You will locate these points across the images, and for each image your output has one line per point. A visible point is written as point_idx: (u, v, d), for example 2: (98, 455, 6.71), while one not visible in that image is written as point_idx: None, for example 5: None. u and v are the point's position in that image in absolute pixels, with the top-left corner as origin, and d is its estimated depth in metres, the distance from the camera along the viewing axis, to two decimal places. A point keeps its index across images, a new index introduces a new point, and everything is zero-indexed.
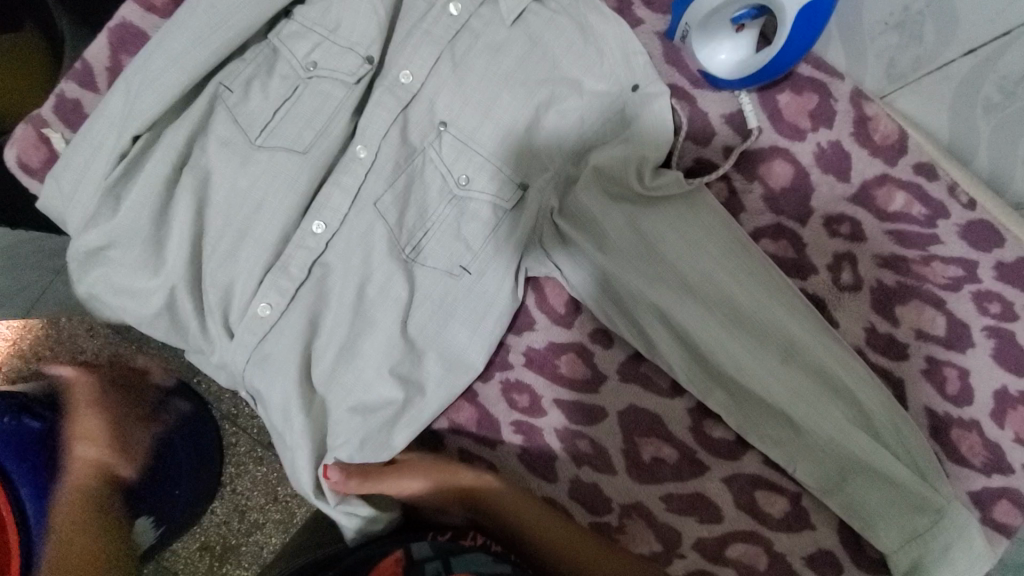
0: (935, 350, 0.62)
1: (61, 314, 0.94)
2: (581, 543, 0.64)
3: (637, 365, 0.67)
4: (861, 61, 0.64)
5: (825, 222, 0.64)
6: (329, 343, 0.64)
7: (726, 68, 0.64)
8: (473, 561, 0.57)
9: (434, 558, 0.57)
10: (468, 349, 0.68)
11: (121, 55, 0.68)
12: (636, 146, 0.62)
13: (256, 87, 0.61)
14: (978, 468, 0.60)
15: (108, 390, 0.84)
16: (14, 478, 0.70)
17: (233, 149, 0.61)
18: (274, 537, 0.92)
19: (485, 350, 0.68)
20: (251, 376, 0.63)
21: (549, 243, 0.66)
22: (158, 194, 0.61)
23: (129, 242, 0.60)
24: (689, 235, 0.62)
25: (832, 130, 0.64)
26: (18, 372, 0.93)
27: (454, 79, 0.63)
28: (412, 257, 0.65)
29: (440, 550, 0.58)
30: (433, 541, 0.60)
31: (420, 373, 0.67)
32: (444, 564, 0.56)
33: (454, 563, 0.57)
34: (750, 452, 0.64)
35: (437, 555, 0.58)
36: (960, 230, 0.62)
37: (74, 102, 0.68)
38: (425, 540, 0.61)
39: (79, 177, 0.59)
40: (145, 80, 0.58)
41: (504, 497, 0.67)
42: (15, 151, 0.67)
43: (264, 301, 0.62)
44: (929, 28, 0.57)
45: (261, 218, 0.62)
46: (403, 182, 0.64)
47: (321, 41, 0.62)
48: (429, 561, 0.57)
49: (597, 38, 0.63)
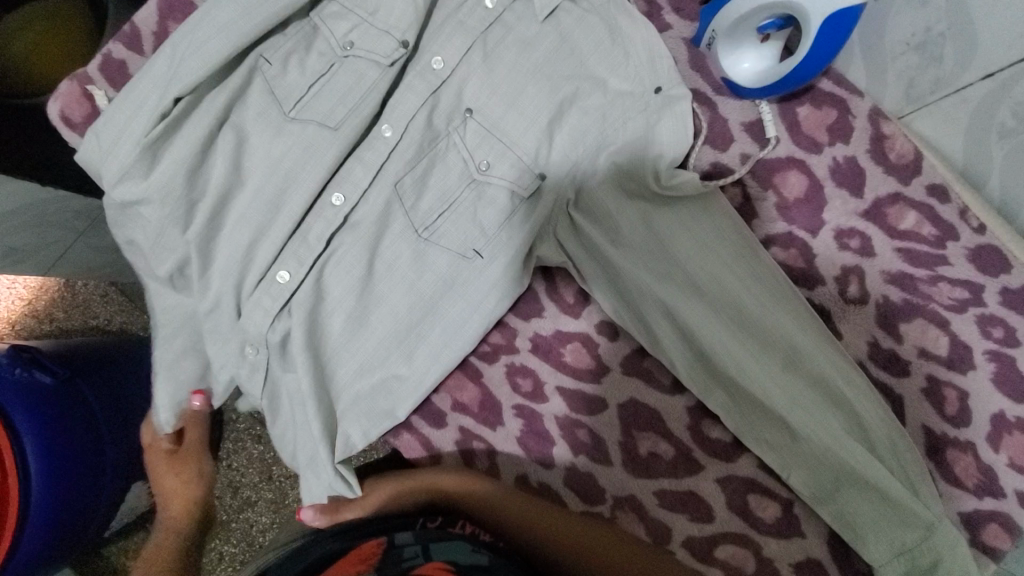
0: (935, 370, 0.62)
1: (79, 279, 1.04)
2: (576, 527, 0.63)
3: (640, 360, 0.68)
4: (881, 80, 0.66)
5: (835, 235, 0.66)
6: (338, 311, 0.66)
7: (748, 77, 0.66)
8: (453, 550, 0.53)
9: (414, 543, 0.54)
10: (467, 324, 0.67)
11: (169, 21, 0.71)
12: (654, 145, 0.64)
13: (295, 62, 0.64)
14: (970, 490, 0.61)
15: (105, 362, 0.87)
16: (19, 428, 0.72)
17: (268, 120, 0.64)
18: (265, 517, 0.93)
19: (482, 326, 0.68)
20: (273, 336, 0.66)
21: (563, 233, 0.67)
22: (193, 157, 0.63)
23: (160, 200, 0.63)
24: (700, 237, 0.63)
25: (849, 146, 0.66)
26: (30, 330, 1.03)
27: (484, 69, 0.65)
28: (426, 237, 0.65)
29: (422, 537, 0.55)
30: (417, 529, 0.56)
31: (422, 347, 0.67)
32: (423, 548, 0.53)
33: (434, 548, 0.53)
34: (746, 455, 0.65)
35: (418, 541, 0.54)
36: (968, 253, 0.63)
37: (119, 62, 0.70)
38: (410, 529, 0.57)
39: (118, 134, 0.61)
40: (190, 46, 0.60)
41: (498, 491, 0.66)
42: (59, 104, 0.70)
43: (282, 269, 0.64)
44: (950, 51, 0.58)
45: (290, 188, 0.64)
46: (424, 166, 0.66)
47: (360, 22, 0.64)
48: (408, 546, 0.54)
49: (625, 39, 0.64)
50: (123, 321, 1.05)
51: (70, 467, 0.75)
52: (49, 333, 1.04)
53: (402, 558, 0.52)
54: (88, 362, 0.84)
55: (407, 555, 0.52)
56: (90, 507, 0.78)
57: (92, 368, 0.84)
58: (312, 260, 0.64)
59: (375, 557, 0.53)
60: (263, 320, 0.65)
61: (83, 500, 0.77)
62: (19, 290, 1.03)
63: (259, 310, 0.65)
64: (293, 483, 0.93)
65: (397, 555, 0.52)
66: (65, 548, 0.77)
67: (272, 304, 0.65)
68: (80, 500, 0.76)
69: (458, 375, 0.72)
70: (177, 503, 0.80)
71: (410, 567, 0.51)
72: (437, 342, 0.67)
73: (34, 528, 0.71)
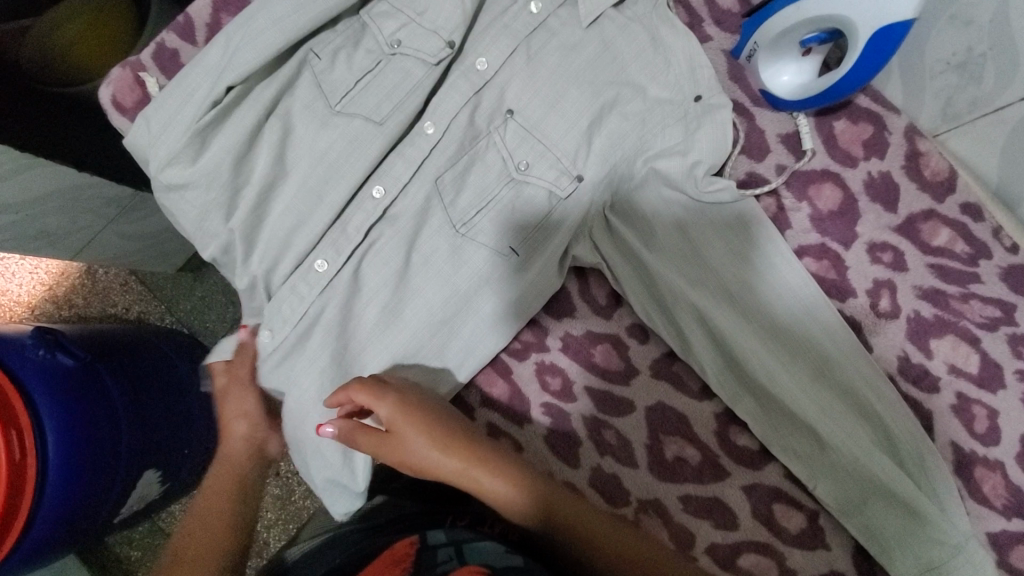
0: (966, 387, 0.62)
1: (101, 267, 1.07)
2: (613, 532, 0.59)
3: (669, 364, 0.68)
4: (918, 97, 0.67)
5: (868, 249, 0.66)
6: (373, 302, 0.66)
7: (787, 89, 0.68)
8: (485, 549, 0.53)
9: (447, 544, 0.53)
10: (500, 321, 0.68)
11: (222, 14, 0.73)
12: (692, 151, 0.65)
13: (343, 57, 0.65)
14: (998, 510, 0.59)
15: (123, 350, 0.87)
16: (40, 409, 0.71)
17: (314, 113, 0.65)
18: (270, 512, 0.97)
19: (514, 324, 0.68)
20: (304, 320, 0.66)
21: (599, 235, 0.69)
22: (240, 144, 0.64)
23: (208, 185, 0.64)
24: (735, 247, 0.65)
25: (884, 161, 0.67)
26: (49, 315, 1.06)
27: (526, 71, 0.66)
28: (463, 232, 0.66)
29: (454, 537, 0.54)
30: (449, 528, 0.56)
31: (455, 340, 0.68)
32: (458, 550, 0.52)
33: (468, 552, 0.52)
34: (772, 464, 0.65)
35: (451, 542, 0.54)
36: (1001, 272, 0.64)
37: (172, 51, 0.72)
38: (441, 528, 0.56)
39: (169, 119, 0.62)
40: (246, 37, 0.62)
41: (527, 484, 0.60)
42: (110, 89, 0.71)
43: (319, 257, 0.65)
44: (989, 72, 0.59)
45: (334, 180, 0.66)
46: (464, 164, 0.67)
47: (408, 22, 0.66)
48: (443, 547, 0.53)
49: (667, 49, 0.67)
50: (142, 311, 1.08)
51: (88, 450, 0.74)
52: (70, 318, 1.06)
53: (436, 561, 0.50)
54: (105, 352, 0.84)
55: (442, 558, 0.51)
56: (102, 492, 0.77)
57: (106, 354, 0.84)
58: (349, 251, 0.65)
59: (410, 559, 0.50)
60: (294, 306, 0.66)
61: (96, 485, 0.76)
62: (40, 275, 1.06)
63: (293, 294, 0.66)
64: (298, 479, 0.98)
65: (432, 556, 0.51)
66: (74, 533, 0.76)
67: (308, 292, 0.66)
68: (94, 484, 0.75)
69: (487, 370, 0.72)
70: (237, 440, 0.72)
71: (447, 568, 0.49)
72: (469, 337, 0.68)
73: (48, 509, 0.71)
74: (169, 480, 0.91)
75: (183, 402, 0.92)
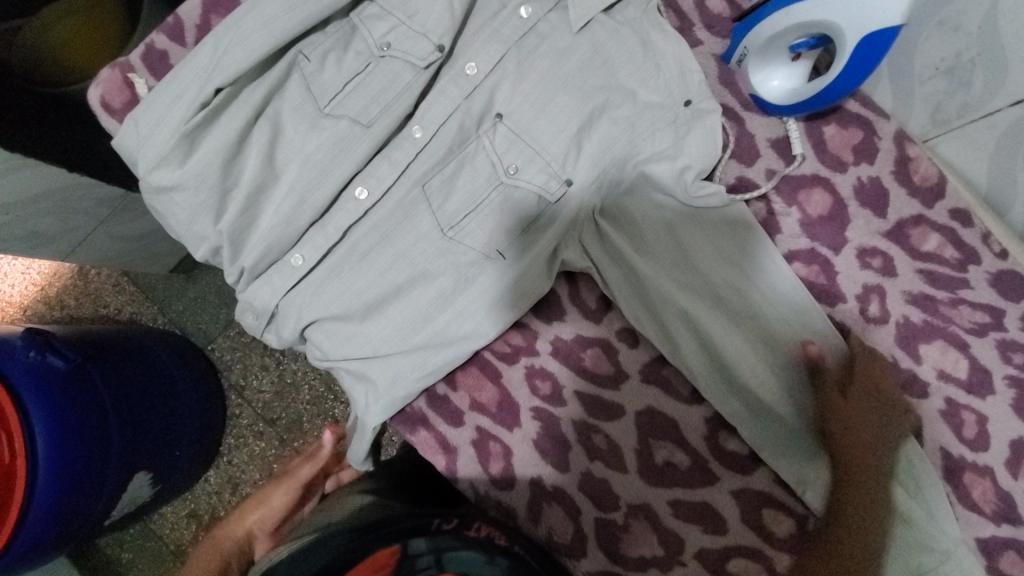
0: (955, 393, 0.62)
1: (92, 268, 1.07)
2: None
3: (659, 368, 0.67)
4: (907, 103, 0.67)
5: (858, 254, 0.66)
6: (356, 300, 0.66)
7: (777, 93, 0.68)
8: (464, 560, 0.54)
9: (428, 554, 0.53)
10: (482, 320, 0.67)
11: (211, 16, 0.73)
12: (682, 156, 0.65)
13: (332, 59, 0.65)
14: (988, 515, 0.59)
15: (113, 348, 0.85)
16: (30, 412, 0.71)
17: (303, 115, 0.65)
18: None
19: (498, 321, 0.67)
20: (284, 308, 0.68)
21: (588, 239, 0.67)
22: (228, 147, 0.63)
23: (195, 187, 0.63)
24: (724, 251, 0.65)
25: (873, 166, 0.67)
26: (40, 316, 1.06)
27: (517, 74, 0.67)
28: (451, 236, 0.66)
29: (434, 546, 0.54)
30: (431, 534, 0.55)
31: (439, 331, 0.66)
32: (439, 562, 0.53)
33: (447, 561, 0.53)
34: (761, 469, 0.64)
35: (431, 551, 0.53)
36: (990, 278, 0.64)
37: (161, 52, 0.72)
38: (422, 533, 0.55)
39: (157, 121, 0.62)
40: (235, 39, 0.62)
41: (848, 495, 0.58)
42: (100, 89, 0.71)
43: (297, 252, 0.66)
44: (979, 77, 0.59)
45: (322, 182, 0.66)
46: (453, 167, 0.67)
47: (397, 24, 0.66)
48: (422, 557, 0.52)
49: (657, 53, 0.67)
50: (133, 311, 1.07)
51: (79, 453, 0.74)
52: (59, 319, 1.06)
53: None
54: (97, 353, 0.83)
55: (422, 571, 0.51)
56: (92, 497, 0.76)
57: (100, 353, 0.83)
58: (328, 249, 0.67)
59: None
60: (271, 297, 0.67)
61: (85, 490, 0.75)
62: (31, 276, 1.06)
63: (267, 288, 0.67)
64: None
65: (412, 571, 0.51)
66: (63, 537, 0.76)
67: (281, 283, 0.67)
68: (83, 489, 0.75)
69: (476, 373, 0.72)
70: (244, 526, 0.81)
71: None
72: (451, 329, 0.66)
73: (37, 516, 0.70)
74: (161, 482, 0.90)
75: (173, 403, 0.91)
